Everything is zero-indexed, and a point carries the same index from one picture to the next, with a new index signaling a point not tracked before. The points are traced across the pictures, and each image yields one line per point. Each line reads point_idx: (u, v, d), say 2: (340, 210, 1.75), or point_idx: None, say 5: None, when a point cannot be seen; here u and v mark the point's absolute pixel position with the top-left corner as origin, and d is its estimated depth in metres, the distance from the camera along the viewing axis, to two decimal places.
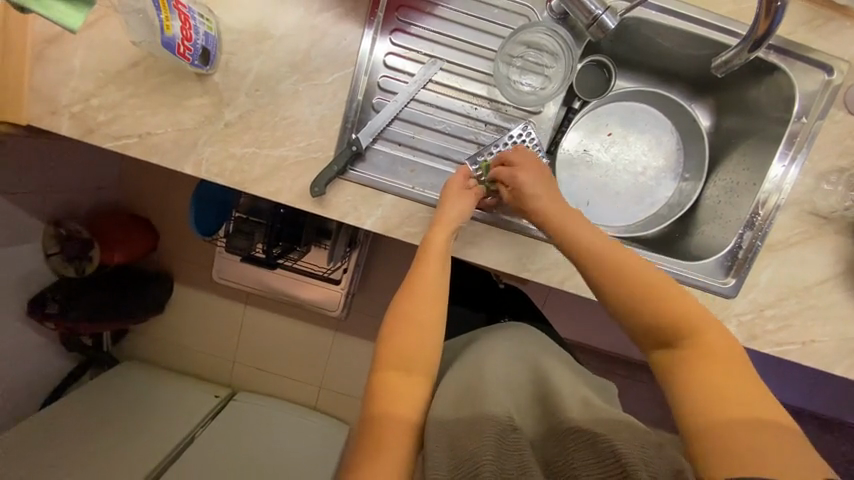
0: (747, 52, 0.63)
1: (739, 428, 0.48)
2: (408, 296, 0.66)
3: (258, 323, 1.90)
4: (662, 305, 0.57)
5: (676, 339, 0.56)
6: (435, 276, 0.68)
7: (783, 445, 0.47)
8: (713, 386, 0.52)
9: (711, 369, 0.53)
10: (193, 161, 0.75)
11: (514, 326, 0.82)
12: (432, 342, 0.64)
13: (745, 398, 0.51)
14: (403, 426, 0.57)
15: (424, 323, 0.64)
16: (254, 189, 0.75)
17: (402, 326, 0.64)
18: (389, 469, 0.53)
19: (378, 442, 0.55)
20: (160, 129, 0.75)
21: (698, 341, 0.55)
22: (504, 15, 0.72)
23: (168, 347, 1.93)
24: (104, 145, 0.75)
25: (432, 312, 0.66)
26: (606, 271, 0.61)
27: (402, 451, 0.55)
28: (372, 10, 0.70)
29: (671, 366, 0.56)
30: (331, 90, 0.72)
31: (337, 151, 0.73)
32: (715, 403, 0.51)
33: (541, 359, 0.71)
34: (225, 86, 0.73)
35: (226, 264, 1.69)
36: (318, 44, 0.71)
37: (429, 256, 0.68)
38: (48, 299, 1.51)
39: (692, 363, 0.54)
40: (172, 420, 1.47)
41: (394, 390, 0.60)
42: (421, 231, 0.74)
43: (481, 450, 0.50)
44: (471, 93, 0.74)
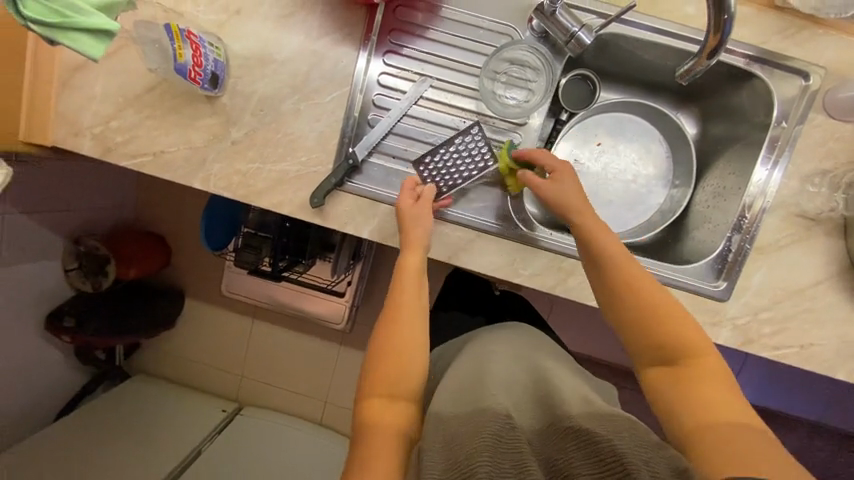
0: (703, 63, 0.65)
1: (724, 431, 0.54)
2: (389, 318, 0.70)
3: (266, 337, 1.94)
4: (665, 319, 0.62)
5: (672, 359, 0.61)
6: (414, 297, 0.71)
7: (765, 449, 0.52)
8: (700, 397, 0.57)
9: (703, 382, 0.59)
10: (202, 176, 0.80)
11: (518, 335, 0.83)
12: (415, 361, 0.67)
13: (725, 406, 0.56)
14: (394, 442, 0.59)
15: (408, 343, 0.68)
16: (258, 201, 0.80)
17: (386, 352, 0.67)
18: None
19: (366, 459, 0.57)
20: (172, 147, 0.81)
21: (691, 360, 0.60)
22: (490, 35, 0.77)
23: (177, 361, 1.98)
24: (121, 162, 0.82)
25: (415, 330, 0.69)
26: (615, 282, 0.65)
27: (393, 466, 0.56)
28: (367, 34, 0.76)
29: (664, 382, 0.61)
30: (330, 108, 0.77)
31: (335, 165, 0.78)
32: (704, 409, 0.56)
33: (540, 362, 0.72)
34: (232, 106, 0.78)
35: (233, 277, 1.73)
36: (317, 67, 0.76)
37: (404, 276, 0.72)
38: (64, 314, 1.58)
39: (685, 380, 0.59)
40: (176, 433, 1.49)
41: (383, 408, 0.63)
42: None
43: (478, 451, 0.50)
44: (460, 107, 0.78)
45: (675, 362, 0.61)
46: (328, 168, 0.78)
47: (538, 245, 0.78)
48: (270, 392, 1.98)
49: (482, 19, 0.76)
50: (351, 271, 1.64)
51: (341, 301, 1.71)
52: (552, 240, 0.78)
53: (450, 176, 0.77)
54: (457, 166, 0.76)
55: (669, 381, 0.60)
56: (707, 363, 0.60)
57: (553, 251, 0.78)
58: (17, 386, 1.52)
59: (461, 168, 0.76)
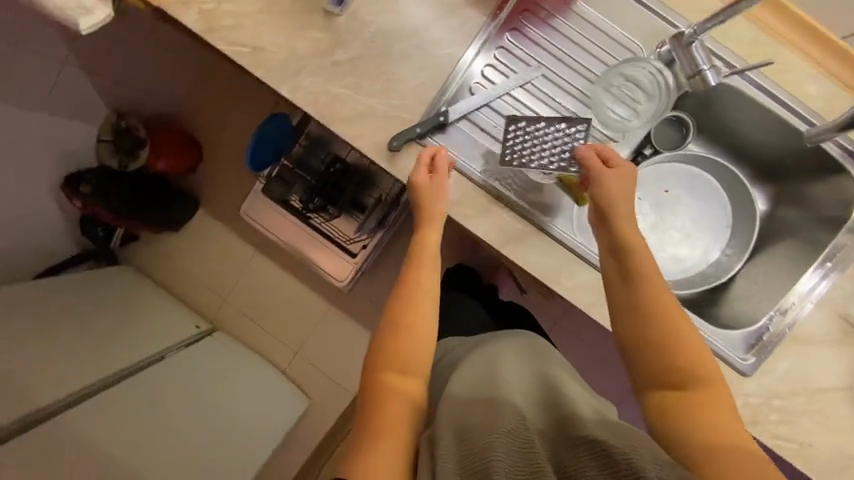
0: (833, 132, 0.73)
1: (730, 455, 0.57)
2: (404, 300, 0.73)
3: (262, 272, 1.94)
4: (685, 345, 0.65)
5: (682, 380, 0.64)
6: (431, 284, 0.74)
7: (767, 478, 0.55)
8: (709, 422, 0.60)
9: (711, 408, 0.62)
10: (292, 84, 0.80)
11: (528, 340, 0.83)
12: (422, 342, 0.70)
13: (731, 433, 0.60)
14: (403, 417, 0.63)
15: (420, 326, 0.71)
16: (337, 127, 0.80)
17: (398, 331, 0.71)
18: (388, 456, 0.58)
19: (376, 433, 0.61)
20: (274, 48, 0.80)
21: (697, 382, 0.64)
22: (615, 48, 0.78)
23: (168, 265, 1.95)
24: (218, 45, 0.81)
25: (428, 313, 0.72)
26: (643, 303, 0.68)
27: (400, 438, 0.61)
28: (498, 8, 0.77)
29: (675, 403, 0.63)
30: (440, 62, 0.77)
31: (424, 118, 0.78)
32: (712, 433, 0.59)
33: (549, 367, 0.72)
34: (347, 29, 0.78)
35: (255, 204, 1.66)
36: (443, 19, 0.77)
37: (427, 262, 0.75)
38: (84, 179, 1.54)
39: (693, 400, 0.63)
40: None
41: (393, 386, 0.66)
42: (478, 215, 0.78)
43: (493, 451, 0.51)
44: (563, 104, 0.78)
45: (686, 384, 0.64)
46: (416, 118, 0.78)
47: (590, 261, 0.78)
48: (246, 326, 1.96)
49: (613, 29, 0.77)
50: (373, 236, 1.62)
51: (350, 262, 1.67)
52: None
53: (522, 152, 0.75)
54: (532, 147, 0.75)
55: (678, 400, 0.63)
56: (710, 386, 0.64)
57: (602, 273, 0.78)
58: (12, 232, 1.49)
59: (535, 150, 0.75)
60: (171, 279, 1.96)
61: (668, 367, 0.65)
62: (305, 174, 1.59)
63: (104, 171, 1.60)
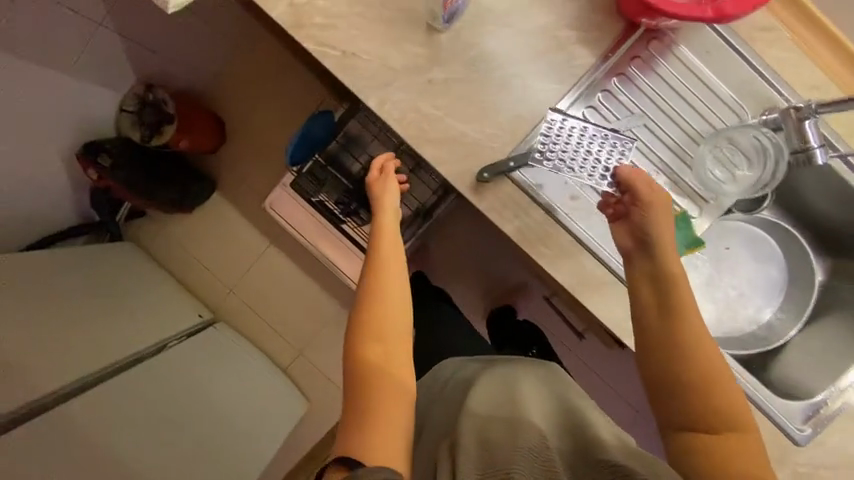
0: None
1: None
2: (374, 281, 0.78)
3: (276, 267, 1.89)
4: (717, 385, 0.64)
5: (711, 409, 0.63)
6: (394, 268, 0.80)
7: None
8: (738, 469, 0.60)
9: (741, 454, 0.61)
10: (381, 97, 0.76)
11: (549, 370, 0.84)
12: (397, 315, 0.77)
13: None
14: (397, 391, 0.72)
15: (394, 302, 0.78)
16: (422, 148, 0.76)
17: (377, 312, 0.76)
18: (391, 427, 0.69)
19: (374, 411, 0.69)
20: (366, 56, 0.75)
21: (722, 411, 0.64)
22: (720, 108, 0.76)
23: (174, 247, 1.86)
24: (305, 43, 0.76)
25: (395, 297, 0.78)
26: (677, 338, 0.66)
27: (401, 410, 0.71)
28: (612, 49, 0.73)
29: (698, 429, 0.63)
30: (541, 95, 0.74)
31: (519, 152, 0.75)
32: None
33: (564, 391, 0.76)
34: (448, 48, 0.74)
35: (283, 197, 1.59)
36: (551, 52, 0.73)
37: (383, 248, 0.82)
38: (102, 151, 1.44)
39: (717, 428, 0.63)
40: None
41: (379, 368, 0.73)
42: (558, 259, 0.76)
43: (515, 464, 0.56)
44: (662, 158, 0.76)
45: (713, 412, 0.63)
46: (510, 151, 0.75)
47: None
48: (250, 319, 1.90)
49: (722, 88, 0.76)
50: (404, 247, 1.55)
51: None
52: None
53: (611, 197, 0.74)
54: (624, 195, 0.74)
55: (702, 428, 0.63)
56: (735, 411, 0.64)
57: None
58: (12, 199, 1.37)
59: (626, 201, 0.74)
60: (177, 262, 1.87)
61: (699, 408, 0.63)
62: (340, 175, 1.54)
63: (124, 144, 1.50)
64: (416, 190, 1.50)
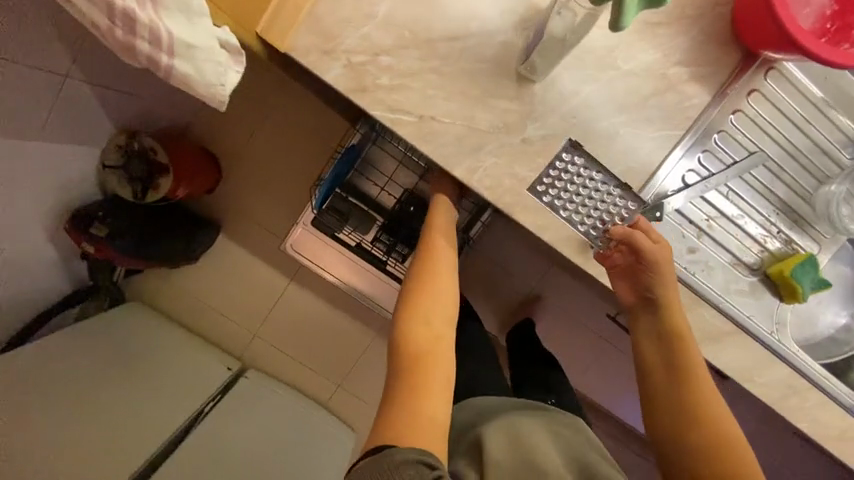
0: None
1: None
2: (424, 282, 0.85)
3: (297, 304, 1.73)
4: (710, 424, 0.67)
5: (707, 456, 0.65)
6: (446, 283, 0.86)
7: None
8: None
9: None
10: (469, 164, 0.65)
11: (553, 417, 0.85)
12: (445, 314, 0.81)
13: None
14: (447, 383, 0.71)
15: (445, 303, 0.82)
16: (523, 217, 0.68)
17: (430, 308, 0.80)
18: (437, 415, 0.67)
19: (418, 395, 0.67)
20: (450, 119, 0.64)
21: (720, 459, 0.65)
22: (822, 141, 0.81)
23: (185, 297, 1.71)
24: (371, 110, 0.63)
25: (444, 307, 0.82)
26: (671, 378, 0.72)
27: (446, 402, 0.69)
28: (730, 82, 0.72)
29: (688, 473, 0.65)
30: (651, 144, 0.69)
31: (628, 213, 0.71)
32: None
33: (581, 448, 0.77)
34: (544, 101, 0.65)
35: (307, 238, 1.50)
36: (660, 95, 0.68)
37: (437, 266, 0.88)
38: (95, 219, 1.34)
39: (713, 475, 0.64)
40: (168, 411, 1.31)
41: (429, 359, 0.72)
42: (674, 314, 0.73)
43: None
44: (774, 193, 0.79)
45: (708, 457, 0.65)
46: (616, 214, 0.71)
47: (781, 360, 0.78)
48: (280, 359, 1.78)
49: (823, 121, 0.81)
50: None
51: None
52: (796, 360, 0.78)
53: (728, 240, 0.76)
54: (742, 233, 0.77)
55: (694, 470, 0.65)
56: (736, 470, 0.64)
57: (791, 368, 0.78)
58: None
59: (741, 240, 0.77)
60: (190, 314, 1.72)
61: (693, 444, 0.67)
62: (364, 204, 1.35)
63: (116, 205, 1.40)
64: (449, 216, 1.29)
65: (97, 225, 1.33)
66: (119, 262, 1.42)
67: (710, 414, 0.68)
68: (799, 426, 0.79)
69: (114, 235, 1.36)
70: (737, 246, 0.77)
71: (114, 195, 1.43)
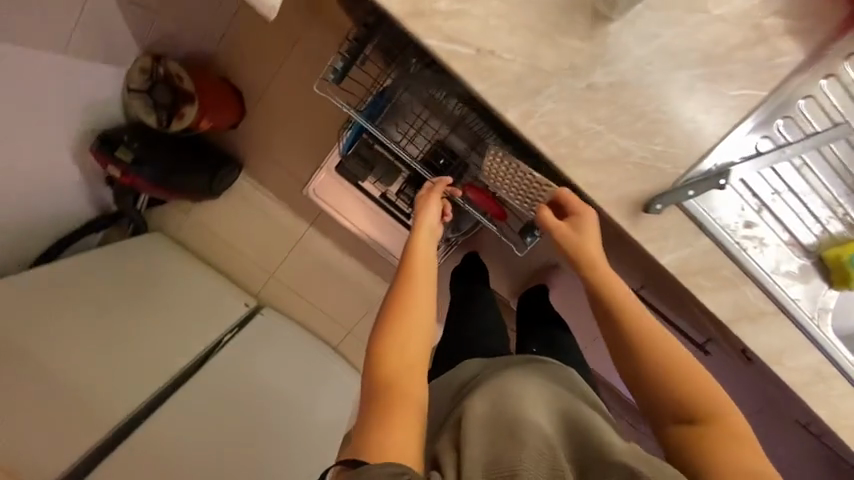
0: None
1: None
2: (405, 272, 0.71)
3: (314, 248, 1.74)
4: (695, 381, 0.58)
5: (691, 411, 0.57)
6: (424, 283, 0.70)
7: None
8: (734, 468, 0.52)
9: (734, 444, 0.54)
10: (525, 108, 0.60)
11: (546, 371, 0.78)
12: (426, 304, 0.68)
13: (751, 464, 0.53)
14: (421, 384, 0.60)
15: (425, 294, 0.69)
16: (575, 172, 0.63)
17: (408, 301, 0.67)
18: (410, 422, 0.56)
19: (392, 406, 0.56)
20: (511, 55, 0.58)
21: (709, 413, 0.56)
22: None
23: (204, 232, 1.72)
24: (425, 37, 0.57)
25: (423, 318, 0.66)
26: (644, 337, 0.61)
27: (420, 407, 0.58)
28: (834, 38, 0.63)
29: (686, 440, 0.56)
30: (729, 104, 0.62)
31: (702, 174, 0.63)
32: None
33: (575, 402, 0.68)
34: (619, 42, 0.58)
35: (329, 184, 1.48)
36: (749, 46, 0.61)
37: (415, 263, 0.73)
38: (121, 143, 1.34)
39: (709, 435, 0.55)
40: (186, 339, 1.36)
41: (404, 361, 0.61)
42: (716, 289, 0.70)
43: (521, 458, 0.53)
44: (851, 172, 0.73)
45: (696, 415, 0.57)
46: (688, 174, 0.63)
47: (817, 347, 0.76)
48: (295, 301, 1.82)
49: None
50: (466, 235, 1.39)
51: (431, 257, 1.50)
52: (831, 348, 0.77)
53: (787, 219, 0.71)
54: (803, 212, 0.72)
55: (687, 433, 0.56)
56: (726, 421, 0.56)
57: (823, 356, 0.77)
58: (17, 205, 1.23)
59: (804, 219, 0.73)
60: (208, 249, 1.75)
61: (679, 403, 0.57)
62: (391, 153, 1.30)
63: (140, 132, 1.39)
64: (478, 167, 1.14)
65: (121, 148, 1.34)
66: (143, 190, 1.44)
67: (692, 369, 0.59)
68: (824, 417, 0.77)
69: (136, 161, 1.36)
70: (797, 227, 0.72)
71: (139, 122, 1.43)
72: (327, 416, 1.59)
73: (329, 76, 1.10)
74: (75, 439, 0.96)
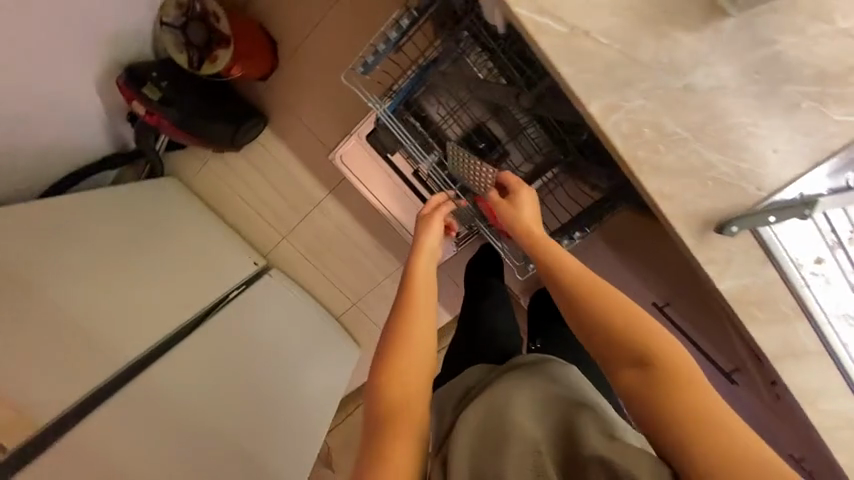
0: None
1: (701, 438, 0.49)
2: (406, 305, 0.75)
3: (330, 216, 1.65)
4: (634, 326, 0.58)
5: (647, 359, 0.55)
6: (423, 316, 0.74)
7: (733, 445, 0.48)
8: (672, 409, 0.51)
9: (680, 386, 0.53)
10: (609, 102, 0.55)
11: (551, 365, 0.74)
12: (426, 341, 0.72)
13: (704, 407, 0.51)
14: (416, 419, 0.65)
15: (423, 332, 0.73)
16: (644, 180, 0.58)
17: (409, 340, 0.71)
18: (407, 451, 0.62)
19: (390, 440, 0.62)
20: (607, 39, 0.53)
21: (663, 362, 0.55)
22: None
23: (220, 184, 1.66)
24: (517, 7, 0.53)
25: (422, 354, 0.71)
26: (578, 289, 0.63)
27: (416, 439, 0.63)
28: None
29: (643, 390, 0.54)
30: (842, 129, 0.54)
31: (786, 200, 0.57)
32: (690, 425, 0.50)
33: (581, 398, 0.66)
34: (730, 42, 0.52)
35: (357, 151, 1.39)
36: None
37: (415, 295, 0.77)
38: (149, 79, 1.29)
39: (667, 384, 0.53)
40: (191, 292, 1.33)
41: (402, 400, 0.66)
42: (769, 322, 0.66)
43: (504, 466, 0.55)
44: None
45: (653, 365, 0.55)
46: (772, 198, 0.57)
47: None
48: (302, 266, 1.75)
49: None
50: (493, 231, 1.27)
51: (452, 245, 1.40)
52: None
53: None
54: None
55: (643, 382, 0.55)
56: (683, 372, 0.54)
57: None
58: (33, 127, 1.18)
59: None
60: (221, 202, 1.69)
61: (622, 349, 0.57)
62: None
63: (171, 72, 1.34)
64: (518, 154, 1.01)
65: (150, 86, 1.29)
66: (165, 132, 1.39)
67: (628, 312, 0.59)
68: None
69: (163, 101, 1.31)
70: None
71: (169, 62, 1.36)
72: (327, 382, 1.57)
73: (360, 70, 0.88)
74: (76, 377, 0.94)
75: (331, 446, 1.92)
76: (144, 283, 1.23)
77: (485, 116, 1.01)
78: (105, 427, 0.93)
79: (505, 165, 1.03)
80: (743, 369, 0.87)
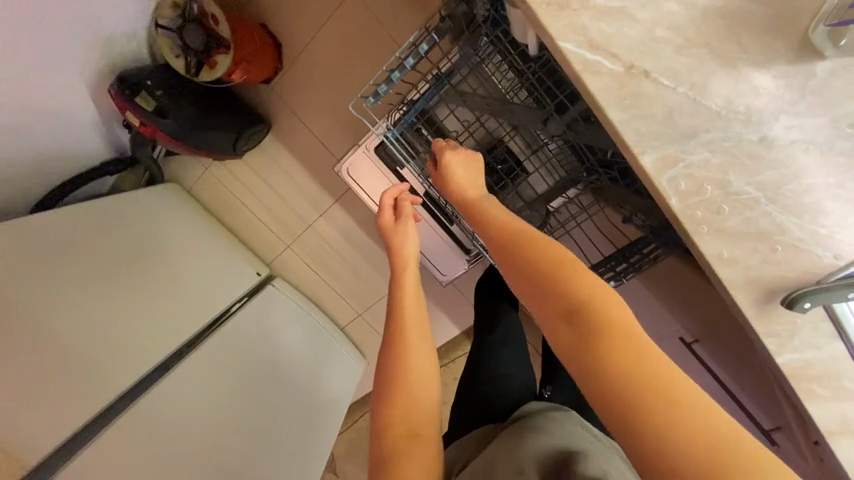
0: None
1: (635, 393, 0.40)
2: (390, 339, 0.71)
3: (335, 227, 1.56)
4: (563, 275, 0.51)
5: (573, 311, 0.47)
6: (412, 318, 0.73)
7: (672, 399, 0.39)
8: (603, 363, 0.43)
9: (612, 335, 0.44)
10: (663, 151, 0.48)
11: (547, 414, 0.78)
12: (428, 381, 0.68)
13: (638, 359, 0.42)
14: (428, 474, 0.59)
15: (421, 363, 0.69)
16: (701, 241, 0.49)
17: (404, 378, 0.67)
18: None
19: None
20: (670, 81, 0.47)
21: (593, 312, 0.46)
22: None
23: (222, 190, 1.59)
24: (569, 43, 0.48)
25: (422, 352, 0.70)
26: (505, 244, 0.58)
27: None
28: None
29: (569, 348, 0.46)
30: None
31: None
32: (622, 380, 0.41)
33: (575, 443, 0.69)
34: (819, 87, 0.45)
35: (362, 164, 1.27)
36: None
37: (404, 296, 0.76)
38: (144, 89, 1.22)
39: (594, 334, 0.45)
40: (191, 308, 1.27)
41: (407, 450, 0.60)
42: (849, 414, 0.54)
43: None
44: None
45: (581, 318, 0.47)
46: (851, 270, 0.47)
47: None
48: (307, 276, 1.67)
49: None
50: None
51: (462, 263, 1.29)
52: None
53: None
54: None
55: (571, 336, 0.46)
56: (619, 323, 0.45)
57: None
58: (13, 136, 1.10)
59: None
60: (224, 207, 1.62)
61: (553, 303, 0.49)
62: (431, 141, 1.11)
63: (166, 79, 1.27)
64: (539, 174, 0.91)
65: (143, 94, 1.22)
66: (162, 143, 1.31)
67: (557, 262, 0.52)
68: None
69: (159, 111, 1.23)
70: None
71: (165, 66, 1.29)
72: (334, 399, 1.48)
73: (370, 100, 0.79)
74: (78, 404, 0.91)
75: (334, 455, 1.88)
76: (142, 302, 1.16)
77: (503, 132, 0.91)
78: (101, 461, 0.89)
79: (521, 183, 0.93)
80: (784, 431, 0.79)
